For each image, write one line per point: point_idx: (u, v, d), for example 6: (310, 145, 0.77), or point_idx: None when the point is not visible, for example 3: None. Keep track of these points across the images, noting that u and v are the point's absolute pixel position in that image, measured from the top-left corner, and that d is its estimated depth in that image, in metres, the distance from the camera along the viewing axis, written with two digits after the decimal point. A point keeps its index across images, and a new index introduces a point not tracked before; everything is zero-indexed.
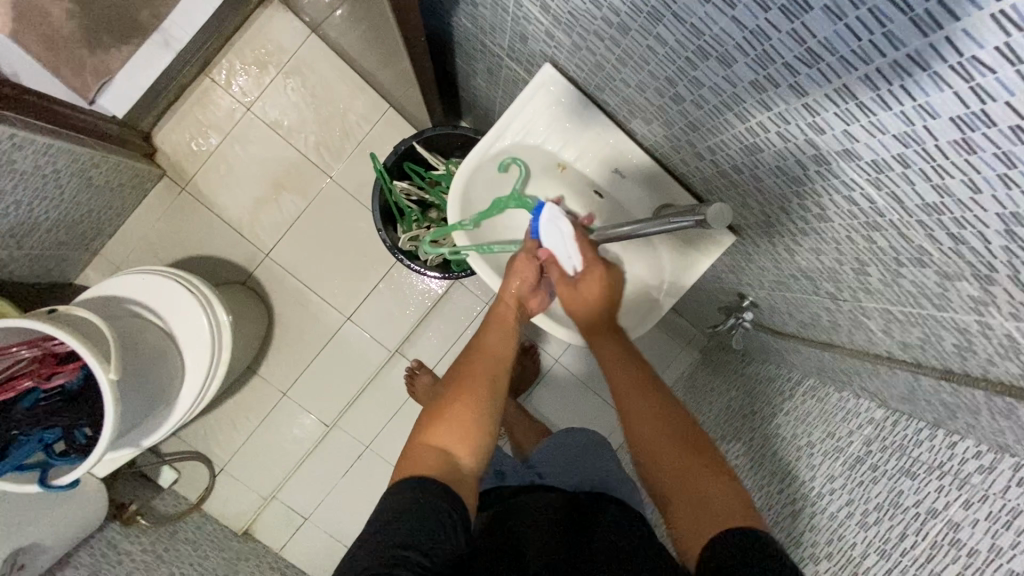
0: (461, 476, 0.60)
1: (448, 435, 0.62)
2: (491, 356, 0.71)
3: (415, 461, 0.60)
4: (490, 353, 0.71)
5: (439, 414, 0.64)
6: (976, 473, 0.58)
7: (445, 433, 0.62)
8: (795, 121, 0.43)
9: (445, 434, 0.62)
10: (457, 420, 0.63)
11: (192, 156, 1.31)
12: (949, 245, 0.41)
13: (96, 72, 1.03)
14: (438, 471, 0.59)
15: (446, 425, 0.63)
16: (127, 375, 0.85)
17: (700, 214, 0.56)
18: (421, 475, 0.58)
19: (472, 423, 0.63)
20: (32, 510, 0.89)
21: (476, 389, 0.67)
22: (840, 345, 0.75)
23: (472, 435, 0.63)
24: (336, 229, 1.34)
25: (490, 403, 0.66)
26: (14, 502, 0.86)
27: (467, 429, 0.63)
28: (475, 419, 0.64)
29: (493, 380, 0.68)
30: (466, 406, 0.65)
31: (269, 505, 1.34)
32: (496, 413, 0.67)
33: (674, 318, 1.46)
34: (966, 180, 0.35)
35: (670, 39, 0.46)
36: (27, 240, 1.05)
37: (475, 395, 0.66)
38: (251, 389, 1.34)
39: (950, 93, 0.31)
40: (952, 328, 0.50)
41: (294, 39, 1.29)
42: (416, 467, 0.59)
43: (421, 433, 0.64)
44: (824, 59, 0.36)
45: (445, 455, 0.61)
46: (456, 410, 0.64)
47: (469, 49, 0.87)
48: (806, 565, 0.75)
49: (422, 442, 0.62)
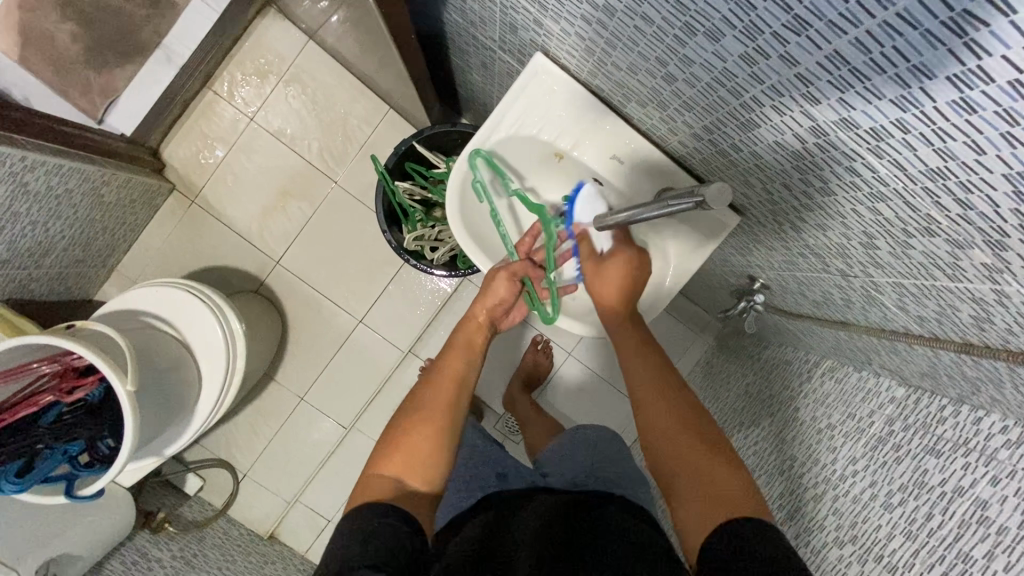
0: (416, 501, 0.61)
1: (402, 462, 0.63)
2: (453, 378, 0.70)
3: (370, 492, 0.60)
4: (451, 377, 0.70)
5: (394, 442, 0.64)
6: (1003, 448, 0.56)
7: (402, 461, 0.63)
8: (789, 93, 0.42)
9: (398, 463, 0.63)
10: (412, 449, 0.64)
11: (200, 169, 1.33)
12: (957, 212, 0.40)
13: (103, 91, 1.07)
14: (391, 496, 0.60)
15: (403, 454, 0.63)
16: (145, 385, 0.87)
17: (698, 195, 0.55)
18: (373, 502, 0.58)
19: (427, 452, 0.63)
20: (62, 522, 0.91)
21: (433, 413, 0.67)
22: (855, 324, 0.73)
23: (428, 465, 0.63)
24: (344, 233, 1.36)
25: (446, 422, 0.66)
26: (44, 515, 0.89)
27: (422, 458, 0.63)
28: (431, 443, 0.64)
29: (451, 408, 0.68)
30: (423, 435, 0.64)
31: (294, 509, 1.37)
32: (453, 439, 0.66)
33: (687, 305, 1.44)
34: (969, 142, 0.34)
35: (656, 18, 0.45)
36: (46, 259, 1.07)
37: (433, 422, 0.66)
38: (269, 395, 1.36)
39: (944, 50, 0.30)
40: (968, 299, 0.48)
41: (293, 46, 1.30)
42: (371, 491, 0.61)
43: (378, 455, 0.65)
44: (813, 26, 0.35)
45: (398, 485, 0.61)
46: (411, 440, 0.64)
47: (462, 45, 0.86)
48: (830, 549, 0.72)
49: (377, 473, 0.62)
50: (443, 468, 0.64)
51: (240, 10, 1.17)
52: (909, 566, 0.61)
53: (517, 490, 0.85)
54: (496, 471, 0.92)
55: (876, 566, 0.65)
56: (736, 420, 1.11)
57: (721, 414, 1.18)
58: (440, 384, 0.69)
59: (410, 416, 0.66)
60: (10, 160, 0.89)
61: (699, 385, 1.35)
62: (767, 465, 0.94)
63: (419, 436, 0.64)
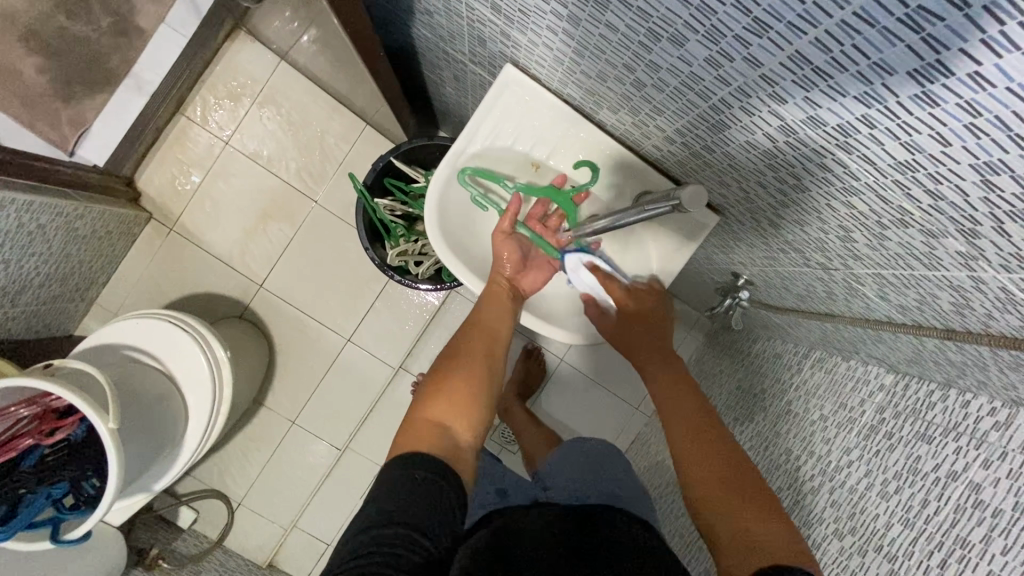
0: (461, 452, 0.61)
1: (447, 408, 0.63)
2: (490, 333, 0.73)
3: (418, 436, 0.60)
4: (488, 331, 0.73)
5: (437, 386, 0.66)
6: (993, 430, 0.57)
7: (448, 407, 0.64)
8: (756, 93, 0.42)
9: (444, 405, 0.63)
10: (458, 390, 0.65)
11: (177, 196, 1.31)
12: (928, 202, 0.40)
13: (72, 122, 1.02)
14: (437, 444, 0.59)
15: (448, 399, 0.64)
16: (128, 422, 0.85)
17: (674, 198, 0.56)
18: (423, 447, 0.58)
19: (471, 395, 0.65)
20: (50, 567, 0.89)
21: (474, 365, 0.69)
22: (839, 315, 0.73)
23: (471, 406, 0.65)
24: (327, 252, 1.34)
25: (488, 377, 0.69)
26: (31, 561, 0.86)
27: (468, 400, 0.65)
28: (475, 390, 0.66)
29: (489, 358, 0.71)
30: (467, 377, 0.67)
31: (291, 535, 1.34)
32: (491, 388, 0.69)
33: (675, 303, 1.44)
34: (934, 134, 0.34)
35: (620, 25, 0.45)
36: (22, 296, 1.05)
37: (474, 371, 0.68)
38: (259, 421, 1.34)
39: (902, 46, 0.30)
40: (945, 286, 0.48)
41: (264, 68, 1.29)
42: (416, 439, 0.60)
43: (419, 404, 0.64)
44: (772, 27, 0.35)
45: (444, 429, 0.62)
46: (457, 384, 0.66)
47: (434, 59, 0.86)
48: (829, 542, 0.72)
49: (422, 416, 0.62)
50: (483, 417, 0.66)
51: (209, 34, 1.15)
52: (909, 554, 0.61)
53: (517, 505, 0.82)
54: (497, 484, 0.90)
55: (877, 556, 0.65)
56: (730, 417, 1.10)
57: (715, 412, 1.18)
58: (478, 334, 0.72)
59: (451, 363, 0.68)
60: None
61: None
62: (761, 460, 0.94)
63: (462, 379, 0.66)
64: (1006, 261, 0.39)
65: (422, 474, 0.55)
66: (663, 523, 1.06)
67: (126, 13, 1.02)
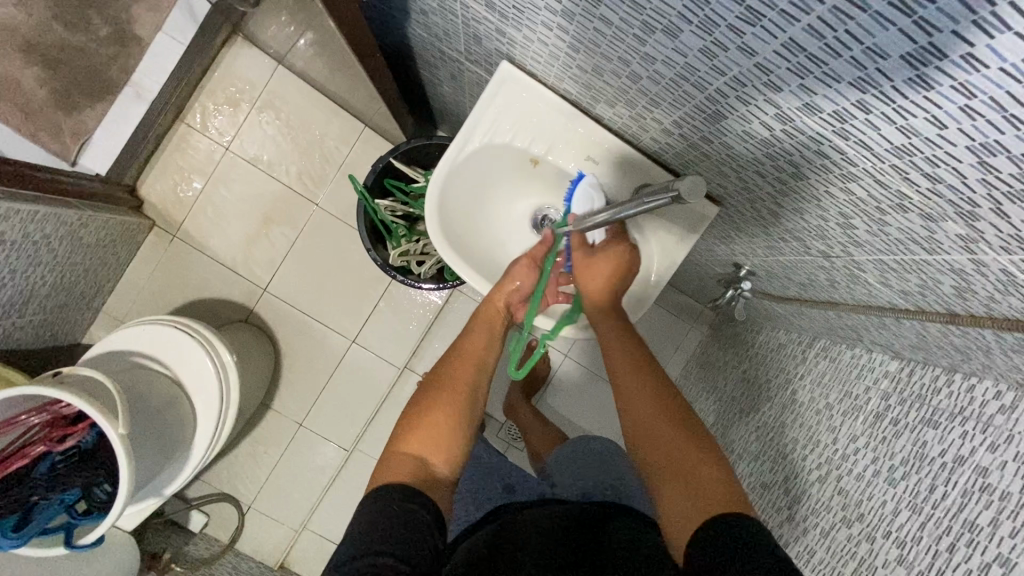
0: (437, 485, 0.62)
1: (425, 441, 0.64)
2: (475, 362, 0.73)
3: (391, 469, 0.61)
4: (471, 360, 0.73)
5: (416, 419, 0.66)
6: (999, 414, 0.57)
7: (424, 442, 0.64)
8: (752, 82, 0.42)
9: (421, 441, 0.64)
10: (434, 426, 0.65)
11: (179, 203, 1.32)
12: (927, 186, 0.40)
13: (75, 133, 1.05)
14: (414, 476, 0.60)
15: (425, 434, 0.64)
16: (138, 429, 0.86)
17: (674, 190, 0.56)
18: (399, 480, 0.59)
19: (449, 431, 0.65)
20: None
21: (456, 399, 0.68)
22: (842, 303, 0.73)
23: (450, 442, 0.65)
24: (329, 255, 1.35)
25: (467, 413, 0.68)
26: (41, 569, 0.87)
27: (445, 437, 0.65)
28: (454, 426, 0.66)
29: (472, 390, 0.70)
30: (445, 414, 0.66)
31: (302, 537, 1.35)
32: (471, 421, 0.69)
33: (678, 296, 1.44)
34: (929, 117, 0.34)
35: (614, 19, 0.46)
36: (29, 306, 1.06)
37: (453, 402, 0.68)
38: (267, 424, 1.34)
39: (895, 30, 0.30)
40: (947, 270, 0.48)
41: (262, 73, 1.29)
42: (393, 473, 0.60)
43: (397, 438, 0.65)
44: (766, 16, 0.35)
45: (419, 463, 0.62)
46: (433, 420, 0.65)
47: (430, 59, 0.87)
48: (838, 529, 0.71)
49: (397, 451, 0.63)
50: (462, 450, 0.66)
51: (207, 41, 1.16)
52: (918, 540, 0.61)
53: (525, 502, 0.82)
54: (504, 480, 0.90)
55: (885, 541, 0.64)
56: (736, 409, 1.10)
57: (720, 404, 1.17)
58: (461, 361, 0.72)
59: (431, 395, 0.68)
60: None
61: (697, 374, 1.35)
62: (768, 450, 0.93)
63: (443, 411, 0.66)
64: (1007, 243, 0.39)
65: (396, 503, 0.56)
66: None
67: (123, 21, 1.03)
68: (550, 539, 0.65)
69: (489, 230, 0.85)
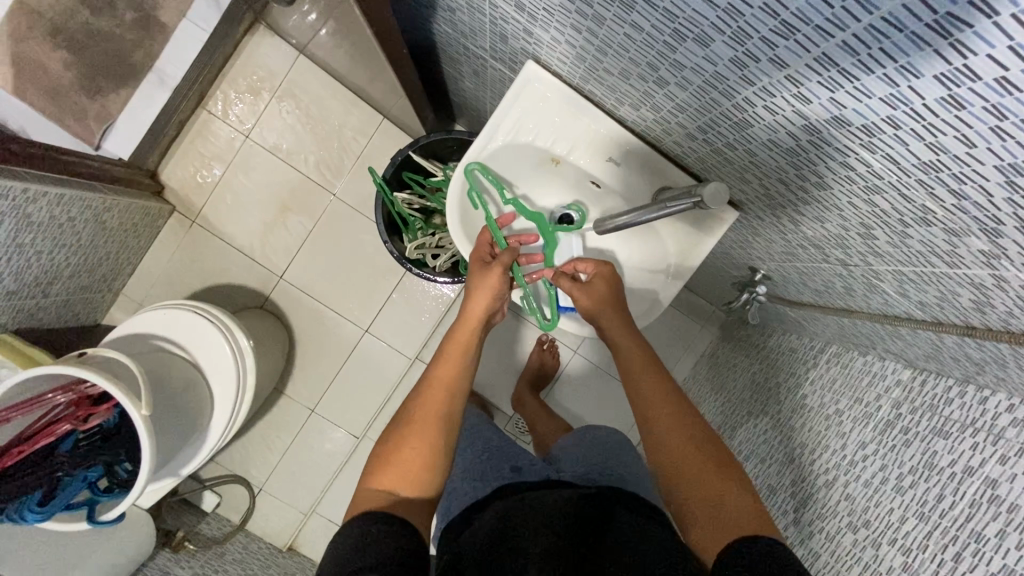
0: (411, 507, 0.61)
1: (397, 475, 0.62)
2: (445, 389, 0.69)
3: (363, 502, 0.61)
4: (444, 389, 0.69)
5: (390, 453, 0.64)
6: (1011, 427, 0.57)
7: (395, 476, 0.62)
8: (780, 94, 0.43)
9: (393, 474, 0.62)
10: (407, 459, 0.63)
11: (199, 189, 1.33)
12: (952, 202, 0.40)
13: (99, 116, 0.98)
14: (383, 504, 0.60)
15: (396, 467, 0.63)
16: (159, 411, 0.88)
17: (696, 195, 0.58)
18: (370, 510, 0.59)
19: (422, 463, 0.63)
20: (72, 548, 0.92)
21: (428, 429, 0.65)
22: (856, 310, 0.73)
23: (423, 471, 0.63)
24: (345, 244, 1.36)
25: (442, 440, 0.66)
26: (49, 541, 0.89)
27: (418, 466, 0.63)
28: (427, 454, 0.64)
29: (447, 418, 0.67)
30: (417, 445, 0.64)
31: (310, 520, 1.38)
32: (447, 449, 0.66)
33: (689, 296, 1.44)
34: (959, 136, 0.34)
35: (645, 25, 0.46)
36: (53, 286, 1.08)
37: (425, 434, 0.65)
38: (280, 408, 1.37)
39: (930, 50, 0.30)
40: (967, 284, 0.49)
41: (284, 62, 1.30)
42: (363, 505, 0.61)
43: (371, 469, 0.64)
44: (799, 30, 0.35)
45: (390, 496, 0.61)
46: (404, 456, 0.63)
47: (453, 54, 0.87)
48: (843, 535, 0.72)
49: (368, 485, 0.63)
50: (439, 481, 0.65)
51: (231, 29, 1.17)
52: (923, 547, 0.61)
53: (529, 482, 0.83)
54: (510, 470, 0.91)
55: (891, 549, 0.65)
56: (745, 411, 1.10)
57: (728, 406, 1.18)
58: (433, 396, 0.68)
59: (402, 429, 0.65)
60: (11, 195, 0.88)
61: (706, 375, 1.36)
62: (775, 454, 0.94)
63: (413, 449, 0.64)
64: None
65: (375, 528, 0.56)
66: None
67: (148, 8, 0.98)
68: (551, 514, 0.64)
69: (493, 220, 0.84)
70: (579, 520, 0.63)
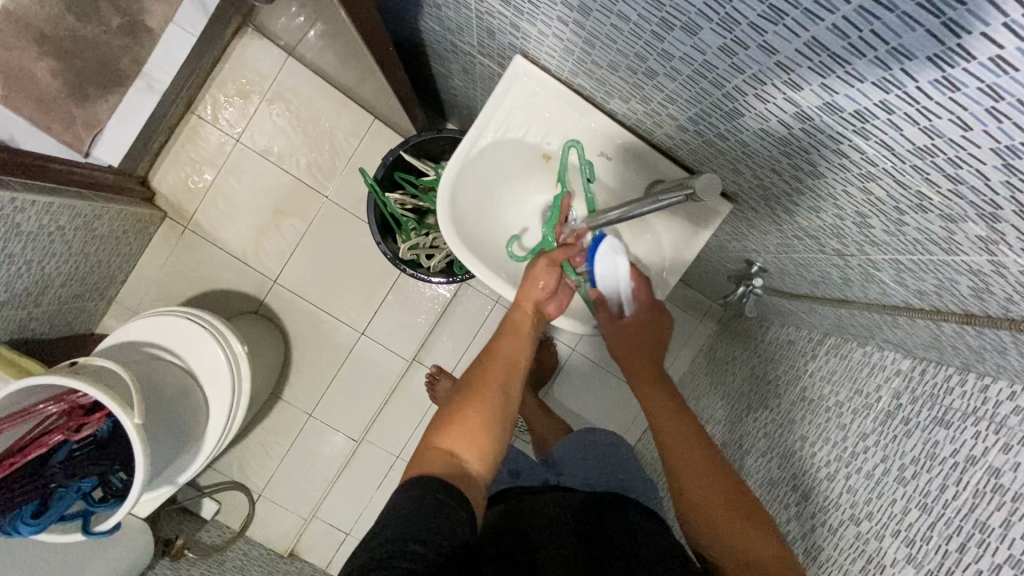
0: (471, 483, 0.57)
1: (464, 439, 0.59)
2: (507, 364, 0.68)
3: (423, 464, 0.57)
4: (504, 366, 0.67)
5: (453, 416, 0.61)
6: (1013, 415, 0.57)
7: (459, 437, 0.60)
8: (770, 81, 0.42)
9: (459, 437, 0.60)
10: (472, 423, 0.61)
11: (190, 194, 1.32)
12: (947, 187, 0.40)
13: (87, 123, 0.97)
14: (446, 471, 0.56)
15: (460, 429, 0.60)
16: (152, 419, 0.86)
17: (688, 188, 0.57)
18: (432, 470, 0.55)
19: (488, 428, 0.61)
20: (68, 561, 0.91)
21: (493, 397, 0.64)
22: (854, 301, 0.73)
23: (487, 442, 0.61)
24: (339, 246, 1.35)
25: (505, 412, 0.64)
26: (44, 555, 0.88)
27: (483, 434, 0.61)
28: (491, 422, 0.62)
29: (508, 392, 0.66)
30: (481, 411, 0.62)
31: (311, 525, 1.37)
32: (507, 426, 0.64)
33: (686, 291, 1.44)
34: (954, 119, 0.33)
35: (632, 15, 0.45)
36: (44, 297, 1.07)
37: (486, 405, 0.63)
38: (278, 413, 1.36)
39: (922, 31, 0.29)
40: (965, 271, 0.48)
41: (273, 65, 1.29)
42: (424, 468, 0.56)
43: (434, 432, 0.61)
44: (788, 14, 0.35)
45: (453, 459, 0.58)
46: (468, 419, 0.61)
47: (441, 52, 0.86)
48: (846, 527, 0.71)
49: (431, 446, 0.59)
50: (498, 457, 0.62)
51: (217, 33, 1.15)
52: (927, 539, 0.60)
53: (528, 487, 0.83)
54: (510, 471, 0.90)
55: (894, 540, 0.64)
56: (745, 405, 1.10)
57: (729, 400, 1.17)
58: (494, 368, 0.67)
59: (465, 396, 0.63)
60: None
61: (705, 370, 1.35)
62: (775, 448, 0.93)
63: (478, 413, 0.62)
64: None
65: (432, 498, 0.51)
66: (673, 523, 1.05)
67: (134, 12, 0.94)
68: (556, 521, 0.64)
69: (488, 212, 0.83)
70: (584, 529, 0.63)
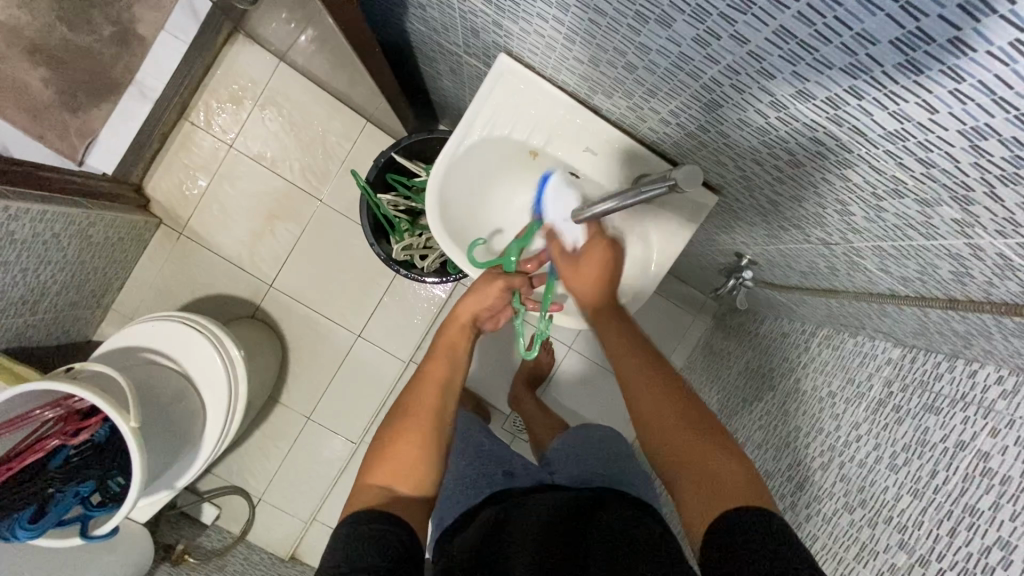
0: (408, 505, 0.61)
1: (397, 468, 0.63)
2: (439, 381, 0.71)
3: (355, 500, 0.61)
4: (434, 384, 0.71)
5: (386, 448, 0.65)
6: (999, 399, 0.57)
7: (390, 467, 0.63)
8: (745, 71, 0.43)
9: (388, 466, 0.63)
10: (404, 449, 0.64)
11: (184, 200, 1.33)
12: (921, 171, 0.40)
13: (80, 133, 1.01)
14: (378, 501, 0.60)
15: (392, 459, 0.64)
16: (149, 422, 0.87)
17: (670, 179, 0.57)
18: (364, 505, 0.59)
19: (419, 452, 0.64)
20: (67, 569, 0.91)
21: (423, 419, 0.67)
22: (842, 290, 0.73)
23: (420, 464, 0.64)
24: (334, 249, 1.36)
25: (437, 430, 0.67)
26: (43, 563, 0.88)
27: (415, 459, 0.64)
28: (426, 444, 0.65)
29: (441, 408, 0.69)
30: (412, 435, 0.65)
31: (312, 528, 1.37)
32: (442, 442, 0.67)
33: (681, 287, 1.44)
34: (921, 102, 0.34)
35: (609, 9, 0.46)
36: (41, 304, 1.08)
37: (418, 425, 0.66)
38: (276, 417, 1.36)
39: (883, 15, 0.30)
40: (946, 256, 0.48)
41: (264, 70, 1.30)
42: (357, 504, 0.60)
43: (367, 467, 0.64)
44: (756, 3, 0.35)
45: (386, 490, 0.61)
46: (399, 449, 0.64)
47: (429, 53, 0.87)
48: (840, 515, 0.72)
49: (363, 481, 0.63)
50: (435, 471, 0.65)
51: (209, 40, 1.16)
52: (919, 525, 0.61)
53: (524, 487, 0.83)
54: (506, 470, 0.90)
55: (886, 527, 0.65)
56: (740, 398, 1.10)
57: (724, 393, 1.17)
58: (423, 389, 0.70)
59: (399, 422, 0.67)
60: None
61: (700, 365, 1.35)
62: (770, 439, 0.94)
63: (409, 437, 0.65)
64: (1001, 227, 0.39)
65: (364, 530, 0.55)
66: (671, 518, 1.05)
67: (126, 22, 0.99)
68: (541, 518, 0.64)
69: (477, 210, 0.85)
70: (569, 525, 0.63)
